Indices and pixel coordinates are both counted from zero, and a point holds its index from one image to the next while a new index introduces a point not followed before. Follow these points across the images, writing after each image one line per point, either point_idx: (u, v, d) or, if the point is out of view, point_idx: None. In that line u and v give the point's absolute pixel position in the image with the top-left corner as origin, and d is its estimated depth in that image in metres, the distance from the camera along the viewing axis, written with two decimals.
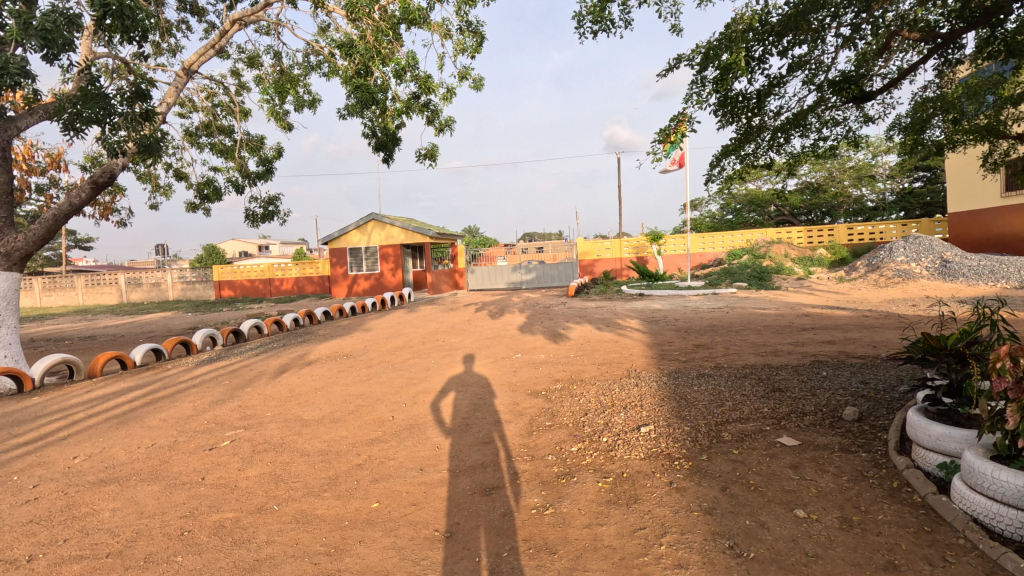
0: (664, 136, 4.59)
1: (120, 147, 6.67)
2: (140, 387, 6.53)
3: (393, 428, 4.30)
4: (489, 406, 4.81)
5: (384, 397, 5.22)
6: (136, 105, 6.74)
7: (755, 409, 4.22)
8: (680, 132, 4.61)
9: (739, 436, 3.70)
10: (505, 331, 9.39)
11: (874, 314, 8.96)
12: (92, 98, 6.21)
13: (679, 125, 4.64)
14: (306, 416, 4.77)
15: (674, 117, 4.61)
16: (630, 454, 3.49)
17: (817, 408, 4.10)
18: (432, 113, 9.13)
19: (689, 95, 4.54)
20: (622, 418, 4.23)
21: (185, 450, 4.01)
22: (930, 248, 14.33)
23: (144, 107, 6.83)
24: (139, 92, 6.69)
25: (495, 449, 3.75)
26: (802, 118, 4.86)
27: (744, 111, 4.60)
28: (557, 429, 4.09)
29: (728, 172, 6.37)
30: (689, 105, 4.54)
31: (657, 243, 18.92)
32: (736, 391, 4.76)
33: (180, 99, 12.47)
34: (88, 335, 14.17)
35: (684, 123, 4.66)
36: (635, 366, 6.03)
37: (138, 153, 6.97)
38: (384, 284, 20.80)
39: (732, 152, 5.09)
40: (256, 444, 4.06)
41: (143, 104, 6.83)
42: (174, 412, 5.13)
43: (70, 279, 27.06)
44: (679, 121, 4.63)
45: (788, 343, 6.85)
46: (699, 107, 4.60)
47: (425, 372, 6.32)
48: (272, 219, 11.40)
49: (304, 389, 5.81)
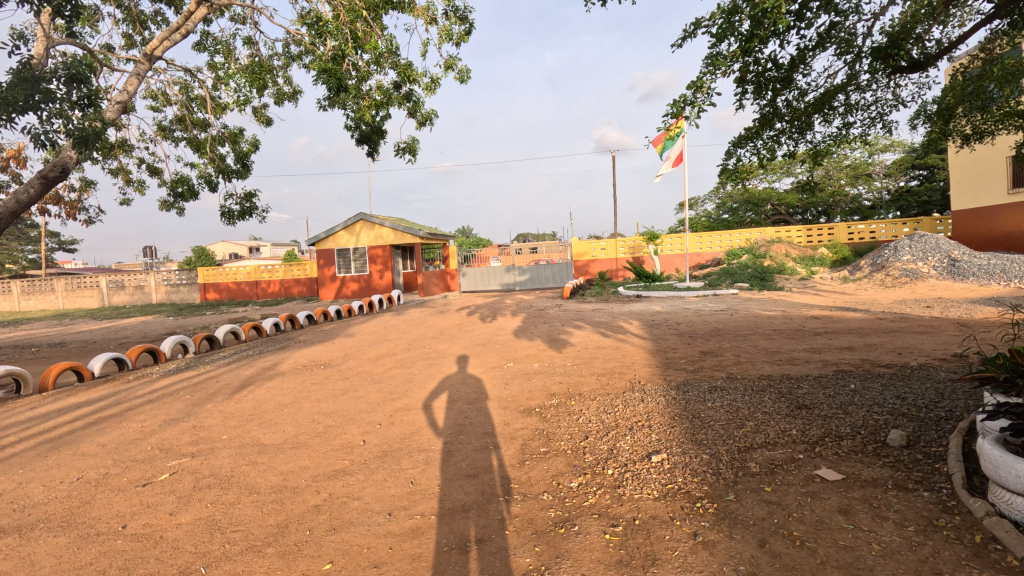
0: (677, 110, 4.01)
1: (50, 142, 6.00)
2: (91, 402, 5.90)
3: (362, 457, 3.69)
4: (477, 426, 4.22)
5: (357, 417, 4.61)
6: (73, 90, 6.15)
7: (780, 431, 3.68)
8: (697, 106, 4.03)
9: (768, 468, 3.13)
10: (497, 337, 8.78)
11: (889, 317, 8.41)
12: (17, 85, 5.59)
13: (698, 97, 4.04)
14: (266, 440, 4.16)
15: (691, 83, 4.01)
16: (642, 494, 2.90)
17: (854, 431, 3.54)
18: (414, 105, 8.54)
19: (708, 61, 3.98)
20: (628, 443, 3.65)
21: (114, 487, 3.39)
22: (937, 246, 13.84)
23: (84, 92, 6.24)
24: (74, 76, 6.09)
25: (480, 484, 3.16)
26: (832, 96, 4.30)
27: (770, 82, 4.04)
28: (554, 458, 3.49)
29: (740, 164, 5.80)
30: (709, 73, 3.96)
31: (654, 242, 18.39)
32: (756, 408, 4.19)
33: (153, 91, 11.83)
34: (57, 342, 13.43)
35: (702, 96, 4.07)
36: (638, 377, 5.46)
37: (74, 146, 6.28)
38: (372, 287, 20.21)
39: (751, 137, 4.51)
40: (200, 478, 3.45)
41: (82, 89, 6.23)
42: (117, 435, 4.51)
43: (50, 282, 26.27)
44: (696, 92, 4.03)
45: (803, 349, 6.29)
46: (720, 76, 4.04)
47: (407, 385, 5.72)
48: (250, 217, 10.78)
49: (269, 406, 5.18)
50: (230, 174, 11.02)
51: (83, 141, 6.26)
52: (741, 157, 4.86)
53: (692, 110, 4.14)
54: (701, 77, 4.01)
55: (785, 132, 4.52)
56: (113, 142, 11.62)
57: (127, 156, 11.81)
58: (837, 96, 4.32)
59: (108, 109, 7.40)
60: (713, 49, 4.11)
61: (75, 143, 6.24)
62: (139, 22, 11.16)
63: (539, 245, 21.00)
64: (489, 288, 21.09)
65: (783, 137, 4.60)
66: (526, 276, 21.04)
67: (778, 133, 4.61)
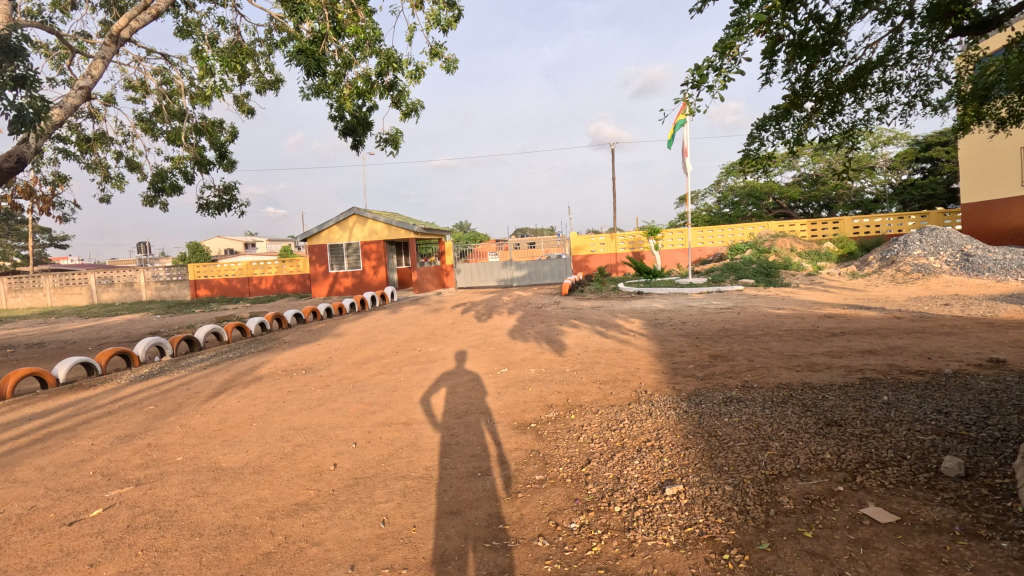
0: (703, 76, 3.46)
1: None
2: (47, 414, 5.40)
3: (330, 485, 3.20)
4: (464, 446, 3.73)
5: (331, 434, 4.12)
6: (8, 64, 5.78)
7: (811, 455, 3.20)
8: (725, 72, 3.48)
9: (805, 504, 2.64)
10: (492, 337, 8.29)
11: (908, 316, 7.93)
12: None
13: (725, 63, 3.49)
14: (224, 463, 3.67)
15: (719, 44, 3.46)
16: (657, 541, 2.41)
17: (899, 456, 3.06)
18: (399, 94, 8.01)
19: (739, 20, 3.45)
20: (638, 469, 3.17)
21: (36, 526, 2.90)
22: (948, 241, 13.39)
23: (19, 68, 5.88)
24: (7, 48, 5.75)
25: (463, 526, 2.66)
26: (873, 69, 3.79)
27: (807, 47, 3.51)
28: (551, 489, 3.00)
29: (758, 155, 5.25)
30: (740, 34, 3.43)
31: (654, 237, 17.90)
32: (780, 425, 3.70)
33: (132, 81, 11.26)
34: (36, 343, 12.90)
35: (730, 62, 3.54)
36: (643, 385, 4.98)
37: (9, 127, 5.67)
38: (366, 283, 19.69)
39: (780, 116, 3.99)
40: (138, 514, 2.96)
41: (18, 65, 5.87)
42: (60, 456, 4.01)
43: (38, 279, 25.70)
44: (724, 56, 3.49)
45: (822, 353, 5.80)
46: (751, 40, 3.51)
47: (391, 394, 5.22)
48: (228, 210, 10.27)
49: (236, 420, 4.68)
50: (208, 165, 10.52)
51: (19, 120, 5.65)
52: (765, 140, 4.33)
53: (718, 77, 3.59)
54: (730, 38, 3.47)
55: (817, 112, 4.01)
56: (90, 135, 11.03)
57: (106, 150, 11.26)
58: (876, 69, 3.81)
59: (72, 96, 6.87)
60: (741, 9, 3.59)
61: (9, 122, 5.63)
62: (116, 8, 10.51)
63: (537, 240, 20.51)
64: (485, 285, 20.57)
65: (813, 120, 4.09)
66: (523, 271, 20.53)
67: (808, 115, 4.10)
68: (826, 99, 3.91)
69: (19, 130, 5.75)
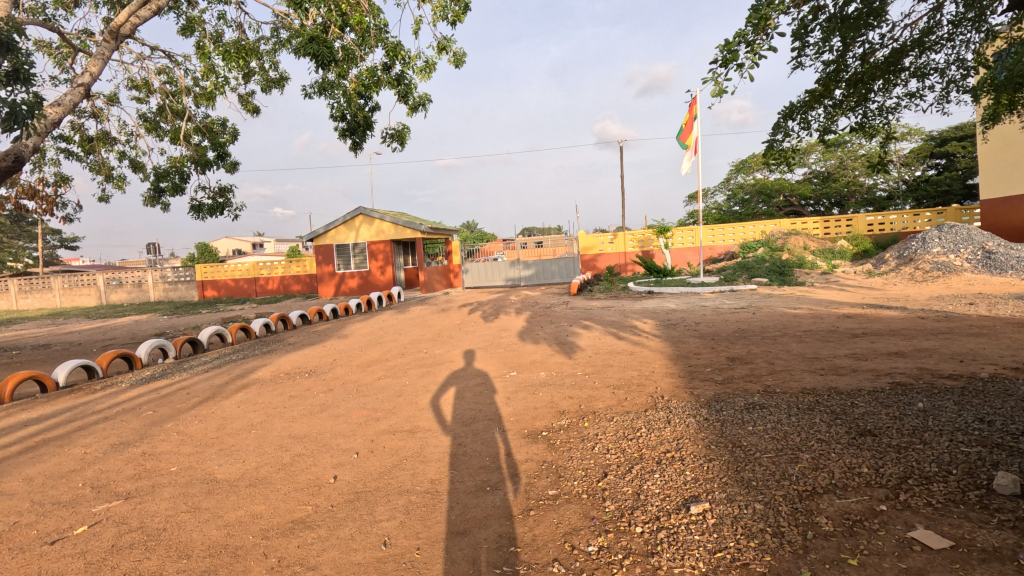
0: (734, 51, 3.21)
1: None
2: (42, 419, 5.24)
3: (330, 501, 3.00)
4: (472, 456, 3.51)
5: (333, 442, 3.92)
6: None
7: (845, 468, 2.97)
8: (758, 48, 3.23)
9: (847, 526, 2.40)
10: (500, 338, 8.08)
11: (931, 316, 7.64)
12: None
13: (758, 37, 3.23)
14: (220, 474, 3.49)
15: (752, 16, 3.22)
16: (684, 568, 2.19)
17: (943, 470, 2.81)
18: (406, 88, 7.81)
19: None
20: (658, 484, 2.95)
21: (15, 544, 2.72)
22: (968, 238, 13.03)
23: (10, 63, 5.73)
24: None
25: (471, 548, 2.45)
26: (911, 51, 3.55)
27: (845, 23, 3.28)
28: (566, 506, 2.79)
29: (779, 155, 4.99)
30: (776, 6, 3.19)
31: (664, 235, 17.62)
32: (809, 435, 3.46)
33: (135, 80, 11.14)
34: (41, 344, 12.82)
35: (762, 37, 3.29)
36: (660, 390, 4.75)
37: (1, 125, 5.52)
38: (372, 283, 19.54)
39: (813, 100, 3.74)
40: (125, 532, 2.77)
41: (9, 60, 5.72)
42: (50, 466, 3.84)
43: (47, 280, 25.76)
44: (756, 30, 3.24)
45: (845, 355, 5.54)
46: (786, 13, 3.27)
47: (396, 399, 5.02)
48: (221, 212, 10.13)
49: (235, 426, 4.50)
50: (210, 166, 10.39)
51: (11, 117, 5.51)
52: (791, 130, 4.09)
53: (748, 54, 3.35)
54: (762, 11, 3.22)
55: (849, 98, 3.77)
56: (92, 135, 10.95)
57: (110, 149, 11.15)
58: (915, 51, 3.57)
59: (70, 94, 6.73)
60: None
61: (2, 119, 5.49)
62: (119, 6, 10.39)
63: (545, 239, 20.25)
64: (493, 284, 20.35)
65: (845, 106, 3.84)
66: (531, 270, 20.24)
67: (840, 101, 3.85)
68: (861, 83, 3.66)
69: (13, 128, 5.60)
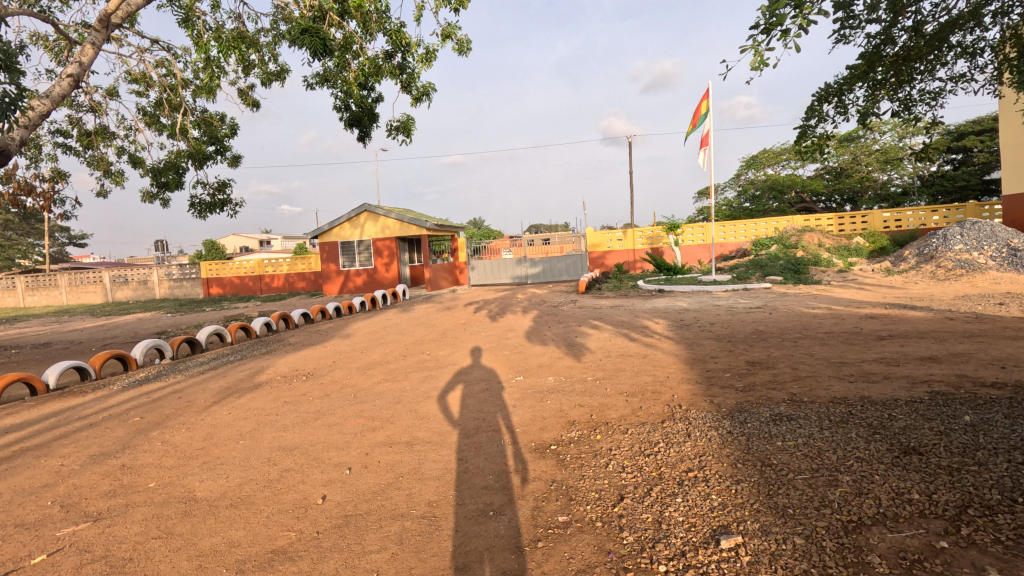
0: (779, 13, 2.86)
1: None
2: (25, 425, 4.99)
3: (316, 526, 2.71)
4: (475, 474, 3.21)
5: (324, 456, 3.64)
6: None
7: (893, 494, 2.63)
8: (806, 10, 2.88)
9: (906, 568, 2.08)
10: (506, 339, 7.78)
11: (960, 316, 7.24)
12: None
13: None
14: (201, 491, 3.22)
15: None
16: None
17: (1008, 498, 2.47)
18: (408, 78, 7.50)
19: None
20: (681, 511, 2.63)
21: None
22: (992, 235, 12.56)
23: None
24: None
25: None
26: (969, 22, 3.22)
27: None
28: (580, 536, 2.48)
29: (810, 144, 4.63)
30: None
31: (674, 232, 17.25)
32: (845, 452, 3.13)
33: (133, 74, 10.89)
34: (42, 343, 12.64)
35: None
36: (677, 399, 4.43)
37: None
38: (378, 280, 19.28)
39: (856, 78, 3.42)
40: (86, 562, 2.49)
41: None
42: (22, 480, 3.58)
43: (54, 277, 25.73)
44: None
45: (874, 360, 5.18)
46: None
47: (395, 406, 4.73)
48: (222, 208, 9.87)
49: (223, 436, 4.22)
50: (209, 161, 10.14)
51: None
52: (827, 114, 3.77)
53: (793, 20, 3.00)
54: None
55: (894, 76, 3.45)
56: (91, 129, 10.75)
57: (108, 144, 10.93)
58: (972, 22, 3.24)
59: (59, 85, 6.48)
60: None
61: None
62: None
63: (552, 236, 19.81)
64: (499, 281, 20.02)
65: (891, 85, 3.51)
66: (537, 268, 19.84)
67: (886, 77, 3.52)
68: (913, 59, 3.32)
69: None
